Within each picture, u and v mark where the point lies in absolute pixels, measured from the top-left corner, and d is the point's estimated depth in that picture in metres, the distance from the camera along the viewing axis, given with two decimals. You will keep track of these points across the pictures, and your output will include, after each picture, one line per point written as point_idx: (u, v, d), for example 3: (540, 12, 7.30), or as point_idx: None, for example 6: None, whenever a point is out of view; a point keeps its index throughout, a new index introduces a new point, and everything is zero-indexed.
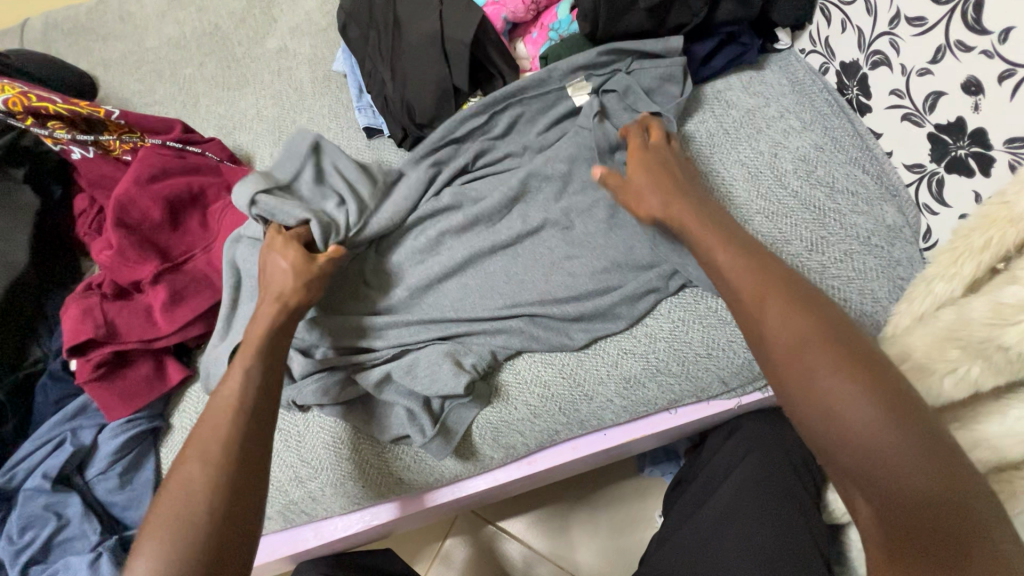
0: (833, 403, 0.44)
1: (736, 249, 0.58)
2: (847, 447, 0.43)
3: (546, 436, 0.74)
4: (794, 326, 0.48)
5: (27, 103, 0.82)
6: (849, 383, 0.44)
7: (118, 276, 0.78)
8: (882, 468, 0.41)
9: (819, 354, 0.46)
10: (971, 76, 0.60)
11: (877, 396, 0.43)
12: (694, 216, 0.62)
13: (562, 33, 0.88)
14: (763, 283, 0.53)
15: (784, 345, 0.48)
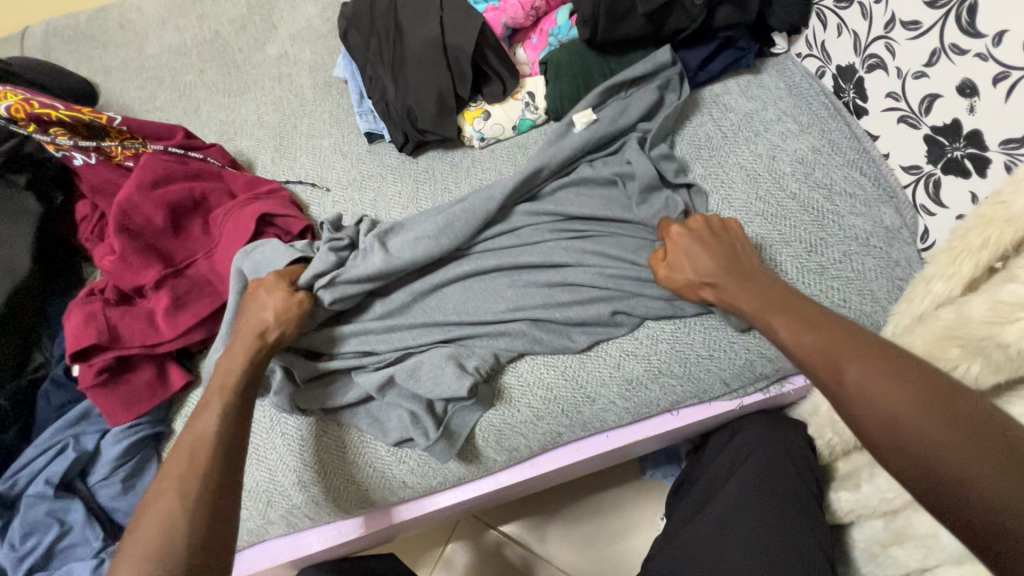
0: (947, 473, 0.43)
1: (800, 313, 0.58)
2: (967, 516, 0.42)
3: (549, 438, 0.74)
4: (878, 391, 0.48)
5: (29, 110, 0.83)
6: (952, 448, 0.43)
7: (121, 281, 0.78)
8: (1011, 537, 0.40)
9: (911, 418, 0.45)
10: (966, 79, 0.61)
11: (987, 456, 0.42)
12: (741, 285, 0.65)
13: (562, 38, 0.90)
14: (833, 347, 0.53)
15: (875, 414, 0.48)
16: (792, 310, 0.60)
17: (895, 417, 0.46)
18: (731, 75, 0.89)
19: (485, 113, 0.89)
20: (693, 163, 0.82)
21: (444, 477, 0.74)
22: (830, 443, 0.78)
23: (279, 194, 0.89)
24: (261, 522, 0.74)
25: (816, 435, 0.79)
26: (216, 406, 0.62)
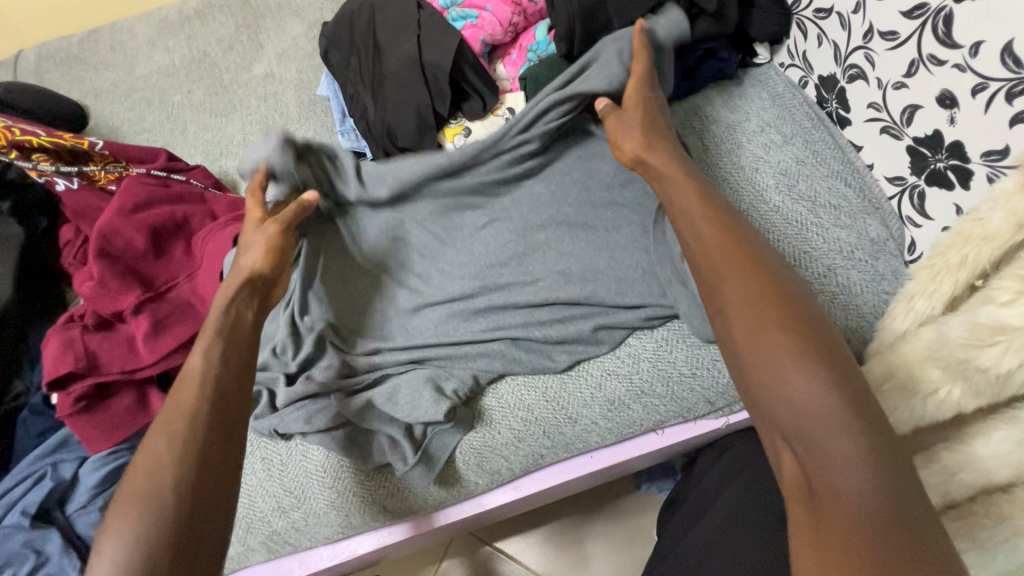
0: (778, 373, 0.45)
1: (716, 211, 0.57)
2: (787, 410, 0.44)
3: (531, 460, 0.73)
4: (747, 296, 0.50)
5: (10, 137, 0.85)
6: (794, 355, 0.45)
7: (100, 307, 0.78)
8: (816, 433, 0.42)
9: (770, 322, 0.48)
10: (945, 90, 0.59)
11: (819, 366, 0.44)
12: (673, 182, 0.62)
13: (540, 54, 0.89)
14: (724, 249, 0.53)
15: (740, 313, 0.49)
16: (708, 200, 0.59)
17: (754, 321, 0.48)
18: (714, 85, 0.88)
19: (466, 130, 0.89)
20: None
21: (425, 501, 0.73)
22: None
23: None
24: (241, 548, 0.73)
25: None
26: (202, 347, 0.59)
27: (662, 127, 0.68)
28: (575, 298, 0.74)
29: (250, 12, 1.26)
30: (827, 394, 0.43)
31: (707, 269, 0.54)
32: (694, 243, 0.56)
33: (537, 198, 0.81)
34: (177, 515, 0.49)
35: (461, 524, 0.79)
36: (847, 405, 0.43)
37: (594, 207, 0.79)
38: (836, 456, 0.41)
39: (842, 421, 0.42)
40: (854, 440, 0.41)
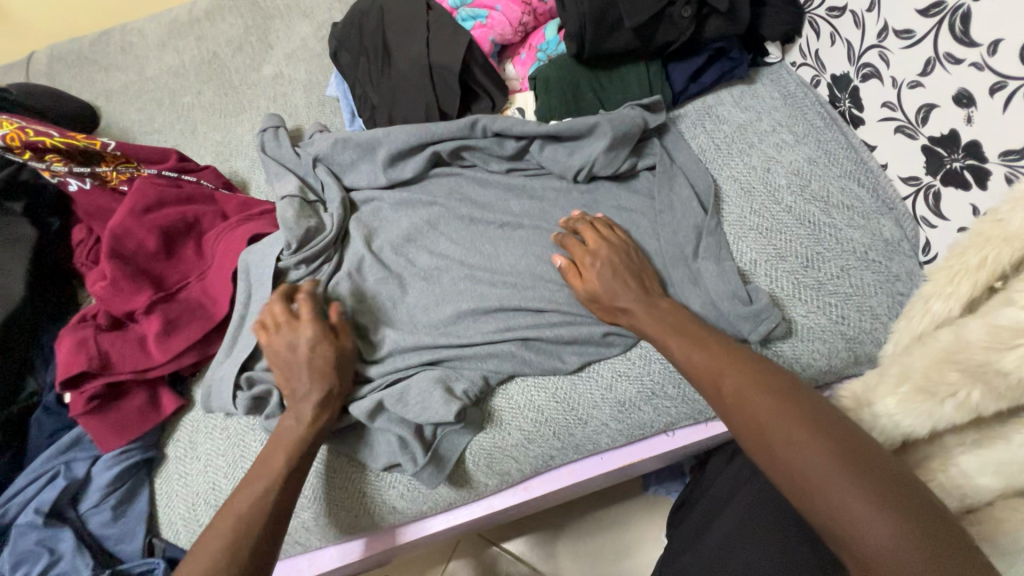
0: (801, 473, 0.46)
1: (698, 334, 0.62)
2: (822, 508, 0.44)
3: (541, 461, 0.72)
4: (750, 402, 0.53)
5: (25, 138, 0.84)
6: (810, 447, 0.47)
7: (112, 306, 0.78)
8: (856, 527, 0.42)
9: (779, 424, 0.50)
10: (962, 89, 0.59)
11: (837, 456, 0.45)
12: (652, 315, 0.66)
13: (550, 54, 0.88)
14: (719, 364, 0.58)
15: (749, 425, 0.52)
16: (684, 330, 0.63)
17: (764, 428, 0.50)
18: (725, 85, 0.87)
19: None
20: (689, 170, 0.80)
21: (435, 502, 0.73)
22: None
23: (272, 215, 0.89)
24: None
25: None
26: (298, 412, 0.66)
27: (635, 263, 0.71)
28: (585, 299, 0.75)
29: (259, 13, 1.27)
30: (851, 482, 0.44)
31: (708, 388, 0.58)
32: (689, 366, 0.60)
33: (548, 205, 0.82)
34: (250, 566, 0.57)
35: (471, 524, 0.79)
36: (875, 487, 0.43)
37: (604, 208, 0.80)
38: (879, 543, 0.41)
39: (875, 504, 0.42)
40: (890, 521, 0.41)
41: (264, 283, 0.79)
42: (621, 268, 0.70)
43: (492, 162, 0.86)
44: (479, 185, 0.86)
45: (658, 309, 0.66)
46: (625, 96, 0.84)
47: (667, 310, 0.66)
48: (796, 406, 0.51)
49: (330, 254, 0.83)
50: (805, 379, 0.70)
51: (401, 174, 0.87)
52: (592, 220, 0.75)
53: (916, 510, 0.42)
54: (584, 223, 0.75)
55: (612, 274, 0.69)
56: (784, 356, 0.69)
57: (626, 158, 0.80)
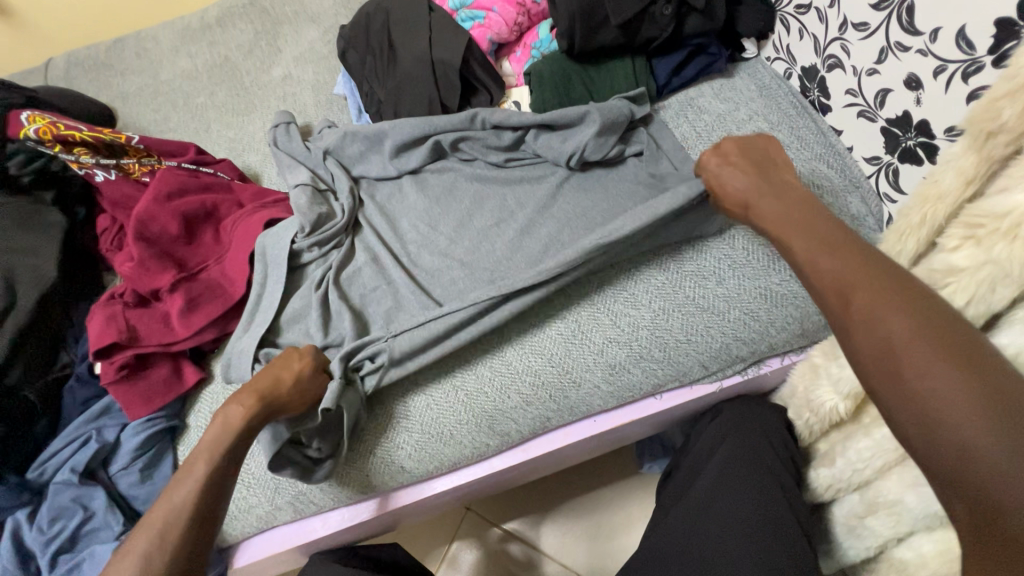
0: (924, 400, 0.40)
1: (834, 241, 0.53)
2: (941, 448, 0.39)
3: (538, 423, 0.78)
4: (880, 321, 0.45)
5: (56, 132, 0.90)
6: (947, 383, 0.40)
7: (139, 284, 0.84)
8: (991, 474, 0.36)
9: (913, 353, 0.42)
10: (911, 73, 0.66)
11: (980, 398, 0.38)
12: (770, 216, 0.62)
13: (543, 51, 0.95)
14: (853, 272, 0.49)
15: (876, 345, 0.44)
16: (819, 233, 0.55)
17: (892, 346, 0.43)
18: (705, 79, 0.95)
19: None
20: (674, 156, 0.88)
21: (431, 464, 0.78)
22: (808, 425, 0.79)
23: (286, 203, 0.96)
24: (269, 508, 0.78)
25: (796, 417, 0.80)
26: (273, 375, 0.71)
27: (772, 175, 0.67)
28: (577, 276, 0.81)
29: (268, 19, 1.34)
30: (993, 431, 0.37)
31: (830, 301, 0.50)
32: (814, 274, 0.52)
33: (544, 189, 0.89)
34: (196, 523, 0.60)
35: (470, 487, 0.85)
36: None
37: (597, 195, 0.87)
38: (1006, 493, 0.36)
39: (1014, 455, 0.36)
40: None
41: (280, 264, 0.85)
42: (756, 172, 0.67)
43: (492, 153, 0.92)
44: (477, 170, 0.92)
45: (772, 207, 0.62)
46: (612, 89, 0.91)
47: (780, 227, 0.60)
48: (940, 332, 0.42)
49: (340, 234, 0.89)
50: (778, 343, 0.76)
51: (406, 163, 0.94)
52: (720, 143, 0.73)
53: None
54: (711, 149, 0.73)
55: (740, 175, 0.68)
56: (761, 321, 0.75)
57: (614, 145, 0.87)
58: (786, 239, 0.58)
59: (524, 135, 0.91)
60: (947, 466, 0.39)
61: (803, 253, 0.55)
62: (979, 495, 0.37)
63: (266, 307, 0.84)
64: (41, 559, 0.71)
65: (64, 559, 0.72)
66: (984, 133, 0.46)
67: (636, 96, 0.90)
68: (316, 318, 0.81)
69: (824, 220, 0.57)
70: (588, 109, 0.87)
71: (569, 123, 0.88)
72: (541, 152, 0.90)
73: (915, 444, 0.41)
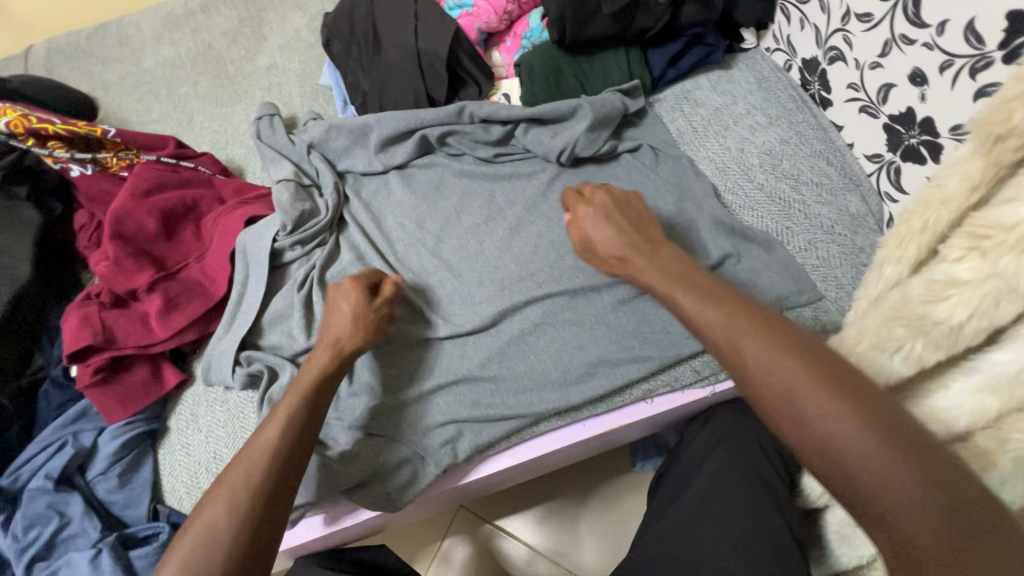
0: (830, 440, 0.40)
1: (666, 287, 0.54)
2: (848, 484, 0.40)
3: (526, 426, 0.74)
4: (780, 372, 0.43)
5: (28, 125, 0.88)
6: (847, 426, 0.40)
7: (115, 284, 0.81)
8: (893, 500, 0.38)
9: (812, 398, 0.41)
10: (916, 68, 0.62)
11: (880, 437, 0.39)
12: (656, 267, 0.57)
13: (534, 41, 0.91)
14: (738, 325, 0.46)
15: (777, 393, 0.43)
16: (695, 284, 0.53)
17: (794, 395, 0.42)
18: (702, 71, 0.91)
19: None
20: (669, 154, 0.85)
21: (421, 486, 0.71)
22: None
23: (268, 199, 0.93)
24: None
25: None
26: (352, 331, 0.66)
27: (640, 224, 0.64)
28: (566, 277, 0.79)
29: (253, 6, 1.29)
30: (898, 462, 0.38)
31: (717, 346, 0.47)
32: (696, 319, 0.50)
33: (534, 186, 0.86)
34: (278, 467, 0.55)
35: (461, 491, 0.82)
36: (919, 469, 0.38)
37: None
38: (912, 519, 0.37)
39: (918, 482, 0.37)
40: (933, 497, 0.37)
41: (262, 263, 0.82)
42: (621, 221, 0.65)
43: (481, 149, 0.89)
44: (466, 165, 0.89)
45: (662, 257, 0.59)
46: (605, 81, 0.88)
47: (656, 278, 0.56)
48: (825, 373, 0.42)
49: (322, 231, 0.85)
50: None
51: (392, 158, 0.90)
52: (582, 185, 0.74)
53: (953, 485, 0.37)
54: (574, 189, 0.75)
55: (604, 227, 0.65)
56: None
57: (606, 141, 0.85)
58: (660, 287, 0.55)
59: (514, 129, 0.88)
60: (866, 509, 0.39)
61: (688, 304, 0.51)
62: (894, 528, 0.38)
63: (248, 309, 0.81)
64: (16, 567, 0.69)
65: (40, 567, 0.70)
66: (991, 137, 0.43)
67: (630, 90, 0.87)
68: (297, 320, 0.79)
69: (659, 262, 0.58)
70: (581, 104, 0.85)
71: (561, 117, 0.86)
72: (531, 147, 0.88)
73: (821, 479, 0.41)
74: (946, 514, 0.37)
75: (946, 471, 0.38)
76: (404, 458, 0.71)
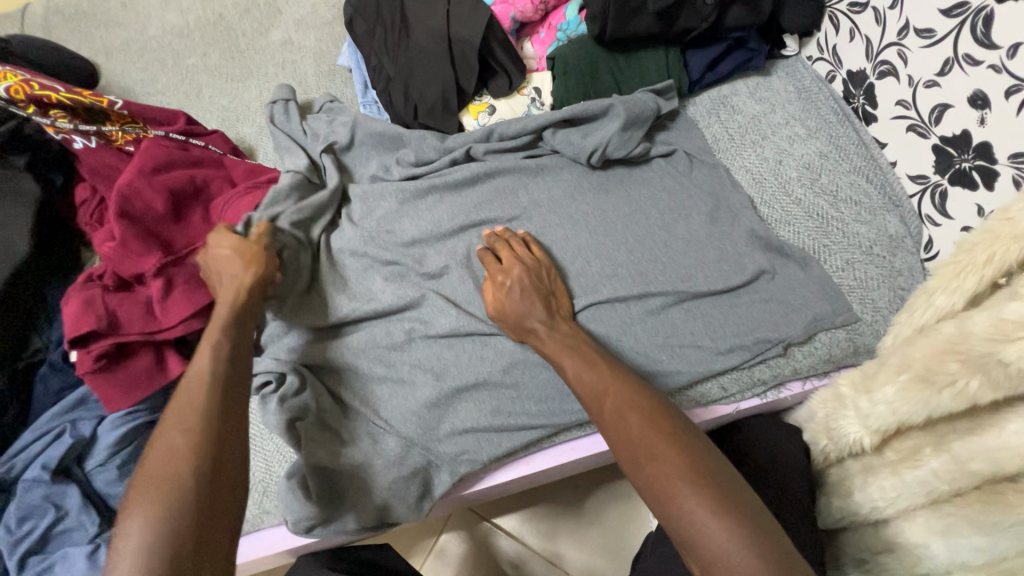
0: (655, 481, 0.49)
1: (555, 355, 0.64)
2: (669, 516, 0.47)
3: (546, 433, 0.73)
4: (625, 420, 0.54)
5: (29, 91, 0.82)
6: (664, 464, 0.49)
7: (120, 267, 0.77)
8: (695, 529, 0.45)
9: (640, 441, 0.51)
10: (978, 91, 0.60)
11: (688, 475, 0.48)
12: (551, 337, 0.66)
13: (570, 34, 0.88)
14: (602, 382, 0.59)
15: (619, 435, 0.53)
16: (580, 349, 0.64)
17: (632, 442, 0.52)
18: (741, 76, 0.89)
19: (490, 108, 0.89)
20: (705, 161, 0.82)
21: (433, 496, 0.70)
22: None
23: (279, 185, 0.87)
24: (256, 510, 0.72)
25: (811, 442, 0.70)
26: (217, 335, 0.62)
27: (547, 293, 0.71)
28: (594, 287, 0.75)
29: None
30: (705, 499, 0.46)
31: (588, 401, 0.59)
32: (576, 381, 0.61)
33: (563, 185, 0.83)
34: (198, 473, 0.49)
35: (471, 497, 0.79)
36: (720, 505, 0.45)
37: (616, 197, 0.81)
38: (719, 549, 0.43)
39: (722, 521, 0.44)
40: (738, 538, 0.43)
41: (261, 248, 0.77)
42: (534, 292, 0.70)
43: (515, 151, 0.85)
44: (492, 161, 0.85)
45: (560, 330, 0.67)
46: (641, 80, 0.85)
47: (556, 344, 0.66)
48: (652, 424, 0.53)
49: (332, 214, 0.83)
50: (804, 368, 0.71)
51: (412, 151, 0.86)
52: (510, 240, 0.76)
53: (752, 523, 0.44)
54: (503, 243, 0.76)
55: (523, 296, 0.70)
56: (791, 344, 0.70)
57: (639, 143, 0.81)
58: (549, 348, 0.66)
59: (545, 126, 0.83)
60: (681, 543, 0.46)
61: (571, 367, 0.62)
62: (702, 560, 0.44)
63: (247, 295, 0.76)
64: (8, 561, 0.66)
65: (34, 562, 0.66)
66: None
67: (665, 89, 0.84)
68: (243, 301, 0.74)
69: (553, 331, 0.67)
70: (617, 103, 0.81)
71: (595, 117, 0.82)
72: (561, 146, 0.83)
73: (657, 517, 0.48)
74: (745, 548, 0.43)
75: (745, 512, 0.45)
76: (417, 466, 0.70)
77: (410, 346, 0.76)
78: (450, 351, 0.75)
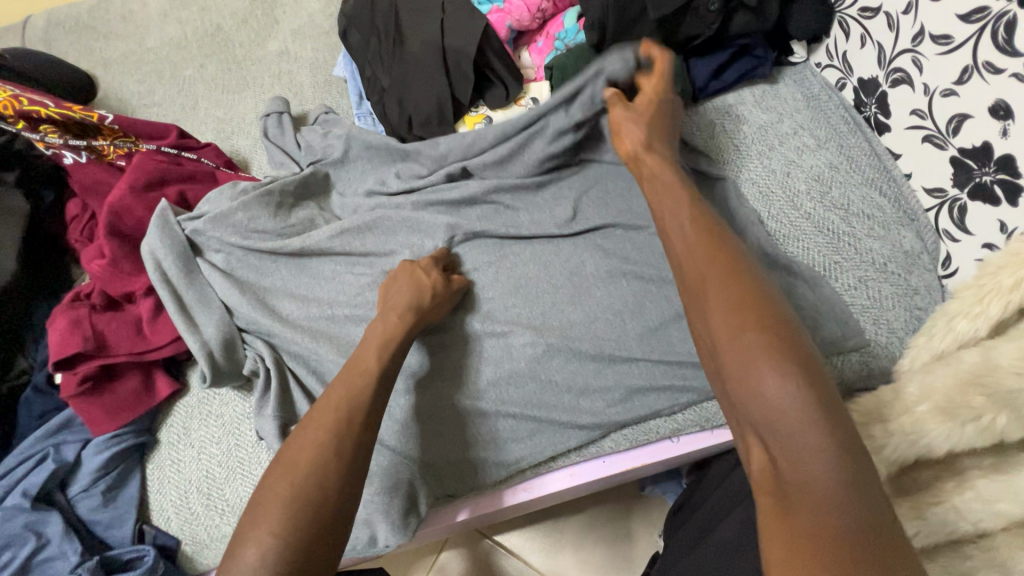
0: (740, 356, 0.45)
1: (653, 194, 0.62)
2: (750, 400, 0.43)
3: (545, 459, 0.70)
4: (724, 285, 0.49)
5: (18, 107, 0.82)
6: (754, 339, 0.45)
7: (108, 287, 0.76)
8: (774, 408, 0.41)
9: (733, 313, 0.47)
10: (999, 100, 0.57)
11: (786, 365, 0.43)
12: (652, 163, 0.64)
13: (568, 43, 0.85)
14: (699, 246, 0.54)
15: (713, 309, 0.49)
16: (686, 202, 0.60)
17: (726, 307, 0.48)
18: (747, 84, 0.85)
19: (486, 119, 0.87)
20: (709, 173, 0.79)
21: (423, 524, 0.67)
22: None
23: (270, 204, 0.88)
24: None
25: None
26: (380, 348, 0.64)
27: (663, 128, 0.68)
28: (593, 308, 0.72)
29: None
30: (796, 390, 0.41)
31: (683, 268, 0.54)
32: (673, 238, 0.57)
33: (561, 199, 0.80)
34: (323, 478, 0.52)
35: (465, 523, 0.76)
36: (809, 395, 0.41)
37: (615, 211, 0.78)
38: (802, 445, 0.40)
39: (811, 417, 0.40)
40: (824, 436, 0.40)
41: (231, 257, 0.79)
42: (655, 123, 0.68)
43: (535, 140, 0.79)
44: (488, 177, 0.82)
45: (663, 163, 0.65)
46: None
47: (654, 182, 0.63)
48: (752, 300, 0.47)
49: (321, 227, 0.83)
50: None
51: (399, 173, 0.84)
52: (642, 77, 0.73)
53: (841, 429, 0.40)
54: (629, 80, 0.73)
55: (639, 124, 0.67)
56: None
57: None
58: (656, 183, 0.63)
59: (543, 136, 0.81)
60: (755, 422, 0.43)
61: (672, 218, 0.58)
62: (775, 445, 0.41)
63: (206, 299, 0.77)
64: None
65: None
66: None
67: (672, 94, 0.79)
68: (178, 323, 0.74)
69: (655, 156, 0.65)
70: None
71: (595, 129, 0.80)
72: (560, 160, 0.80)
73: (732, 392, 0.45)
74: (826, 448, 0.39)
75: (835, 411, 0.41)
76: (408, 494, 0.67)
77: (422, 364, 0.73)
78: (444, 372, 0.73)
